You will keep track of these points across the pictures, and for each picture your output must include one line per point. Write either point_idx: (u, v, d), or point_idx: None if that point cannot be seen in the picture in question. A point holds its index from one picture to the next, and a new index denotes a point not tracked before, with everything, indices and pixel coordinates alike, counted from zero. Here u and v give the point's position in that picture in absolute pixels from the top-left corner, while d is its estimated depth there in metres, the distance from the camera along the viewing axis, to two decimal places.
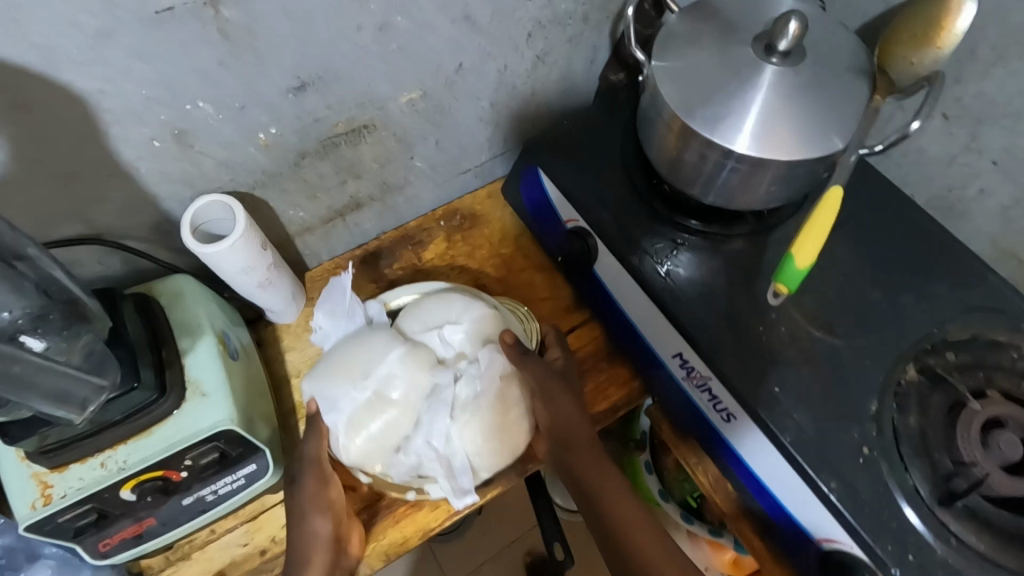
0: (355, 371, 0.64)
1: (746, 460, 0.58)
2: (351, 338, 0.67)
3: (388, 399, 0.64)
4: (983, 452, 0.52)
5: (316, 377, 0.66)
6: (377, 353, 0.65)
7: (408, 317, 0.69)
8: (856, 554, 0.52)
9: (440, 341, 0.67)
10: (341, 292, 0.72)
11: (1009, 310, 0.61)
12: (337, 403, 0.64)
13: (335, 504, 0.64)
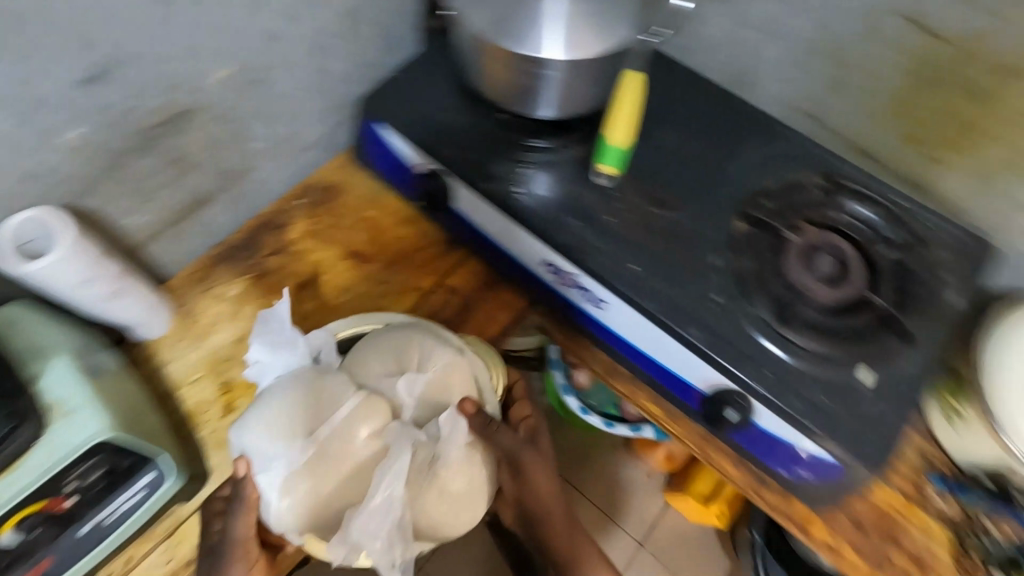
0: (299, 424, 0.59)
1: (621, 334, 0.72)
2: (295, 375, 0.62)
3: (331, 456, 0.58)
4: (806, 274, 0.70)
5: (253, 430, 0.60)
6: (331, 407, 0.60)
7: (362, 353, 0.66)
8: (726, 385, 0.66)
9: (399, 389, 0.63)
10: (284, 321, 0.65)
11: (800, 158, 0.76)
12: (274, 461, 0.58)
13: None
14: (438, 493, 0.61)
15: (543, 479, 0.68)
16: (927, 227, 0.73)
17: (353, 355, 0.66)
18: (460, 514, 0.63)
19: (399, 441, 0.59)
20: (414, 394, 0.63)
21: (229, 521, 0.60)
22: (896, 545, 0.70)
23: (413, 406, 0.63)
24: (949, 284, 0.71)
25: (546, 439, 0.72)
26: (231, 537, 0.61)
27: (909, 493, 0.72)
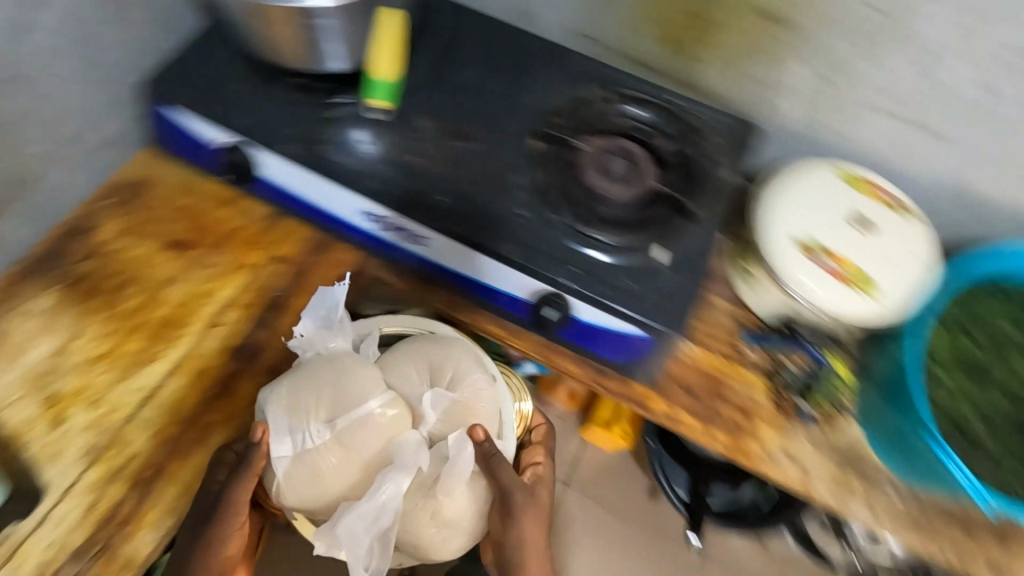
0: (326, 409, 0.67)
1: (448, 265, 0.76)
2: (332, 362, 0.69)
3: (348, 446, 0.66)
4: (600, 176, 0.77)
5: (285, 410, 0.67)
6: (370, 390, 0.68)
7: (401, 354, 0.73)
8: (543, 288, 0.72)
9: (421, 400, 0.70)
10: (336, 301, 0.73)
11: (582, 76, 0.83)
12: (290, 438, 0.66)
13: (236, 548, 0.68)
14: (428, 516, 0.67)
15: (530, 528, 0.71)
16: (697, 119, 0.82)
17: (392, 352, 0.74)
18: (444, 544, 0.69)
19: (411, 450, 0.66)
20: (430, 409, 0.69)
21: (228, 484, 0.64)
22: (721, 400, 0.80)
23: (427, 420, 0.69)
24: (722, 164, 0.80)
25: (546, 492, 0.77)
26: (231, 499, 0.65)
27: (724, 353, 0.82)
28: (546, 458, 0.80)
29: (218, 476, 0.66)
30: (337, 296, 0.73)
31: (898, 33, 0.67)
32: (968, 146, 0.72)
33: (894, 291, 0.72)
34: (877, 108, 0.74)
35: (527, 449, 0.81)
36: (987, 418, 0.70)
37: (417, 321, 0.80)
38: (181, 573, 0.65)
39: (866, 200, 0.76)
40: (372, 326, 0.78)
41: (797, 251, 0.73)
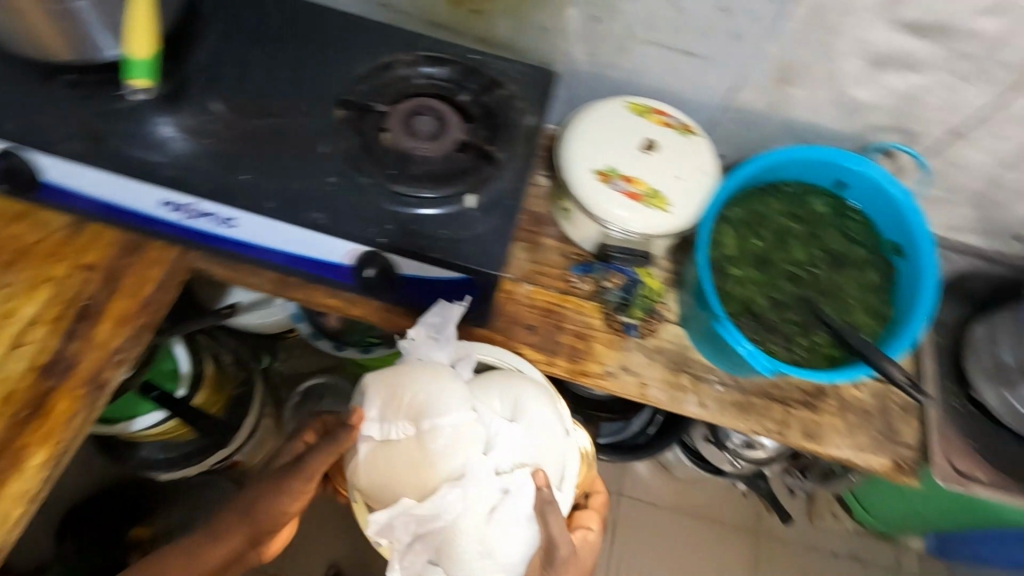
0: (420, 410, 0.66)
1: (266, 243, 0.76)
2: (436, 367, 0.69)
3: (433, 445, 0.64)
4: (409, 135, 0.80)
5: (381, 403, 0.68)
6: (461, 403, 0.67)
7: (492, 384, 0.72)
8: (361, 250, 0.74)
9: (498, 431, 0.68)
10: (450, 317, 0.75)
11: (379, 44, 0.85)
12: (379, 425, 0.67)
13: (292, 506, 0.77)
14: (476, 545, 0.63)
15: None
16: (499, 71, 0.87)
17: (483, 379, 0.73)
18: None
19: (479, 476, 0.64)
20: (501, 445, 0.67)
21: (305, 456, 0.74)
22: (560, 329, 0.86)
23: (498, 450, 0.67)
24: (527, 108, 0.85)
25: (586, 552, 0.81)
26: (309, 467, 0.73)
27: (558, 287, 0.88)
28: (595, 520, 0.83)
29: (304, 439, 0.81)
30: (450, 314, 0.75)
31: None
32: (726, 62, 0.81)
33: (683, 203, 0.80)
34: (645, 39, 0.81)
35: (582, 510, 0.84)
36: (771, 300, 0.80)
37: (514, 358, 0.78)
38: (253, 504, 0.78)
39: (653, 127, 0.84)
40: (469, 350, 0.76)
41: (598, 180, 0.80)
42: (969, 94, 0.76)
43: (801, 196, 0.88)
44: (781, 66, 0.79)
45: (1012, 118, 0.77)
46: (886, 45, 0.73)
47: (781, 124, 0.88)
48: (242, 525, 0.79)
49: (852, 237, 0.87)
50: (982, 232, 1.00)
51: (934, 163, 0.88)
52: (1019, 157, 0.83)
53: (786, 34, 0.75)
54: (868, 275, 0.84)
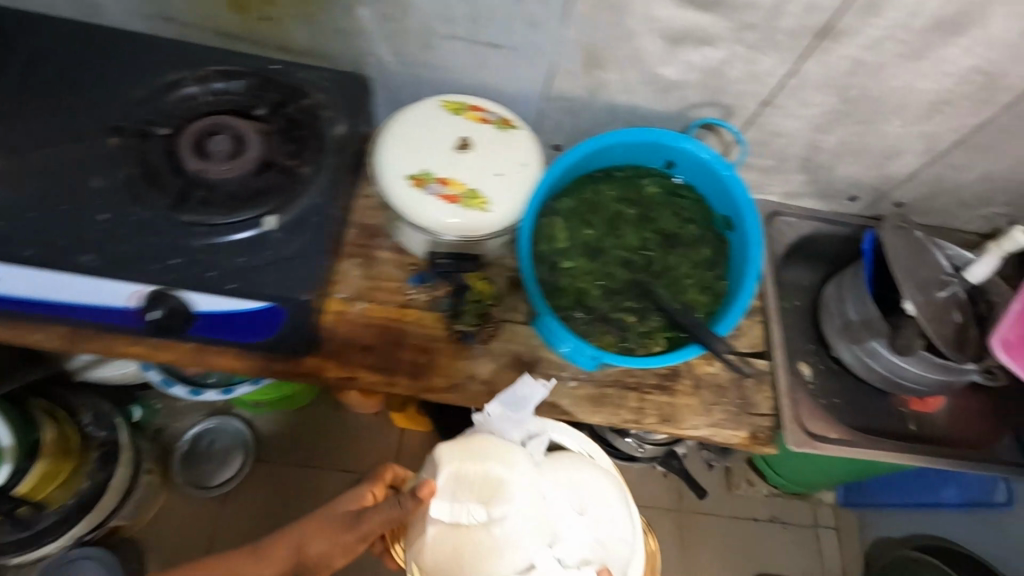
0: (493, 490, 0.66)
1: (40, 295, 0.69)
2: (504, 445, 0.69)
3: (501, 528, 0.64)
4: (199, 157, 0.73)
5: (451, 480, 0.67)
6: (537, 490, 0.67)
7: (563, 467, 0.73)
8: (147, 290, 0.67)
9: (571, 526, 0.67)
10: (531, 397, 0.77)
11: (161, 61, 0.78)
12: (449, 504, 0.66)
13: (337, 556, 0.68)
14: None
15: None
16: (303, 81, 0.82)
17: (554, 460, 0.74)
18: None
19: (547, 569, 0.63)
20: (574, 541, 0.66)
21: (387, 506, 0.66)
22: (400, 346, 0.81)
23: (566, 542, 0.66)
24: (336, 117, 0.80)
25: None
26: (368, 519, 0.67)
27: (396, 301, 0.83)
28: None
29: (364, 495, 0.74)
30: (535, 393, 0.77)
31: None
32: (529, 51, 0.79)
33: (506, 200, 0.77)
34: (446, 34, 0.77)
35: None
36: (604, 289, 0.78)
37: (581, 442, 0.79)
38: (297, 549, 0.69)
39: (470, 126, 0.81)
40: (543, 428, 0.77)
41: (412, 185, 0.75)
42: (766, 63, 0.77)
43: (633, 181, 0.87)
44: (585, 51, 0.78)
45: (809, 83, 0.79)
46: (676, 21, 0.72)
47: (604, 108, 0.87)
48: (276, 556, 0.69)
49: (685, 216, 0.86)
50: (818, 196, 1.03)
51: (755, 133, 0.90)
52: (828, 120, 0.85)
53: (580, 18, 0.73)
54: (701, 252, 0.83)
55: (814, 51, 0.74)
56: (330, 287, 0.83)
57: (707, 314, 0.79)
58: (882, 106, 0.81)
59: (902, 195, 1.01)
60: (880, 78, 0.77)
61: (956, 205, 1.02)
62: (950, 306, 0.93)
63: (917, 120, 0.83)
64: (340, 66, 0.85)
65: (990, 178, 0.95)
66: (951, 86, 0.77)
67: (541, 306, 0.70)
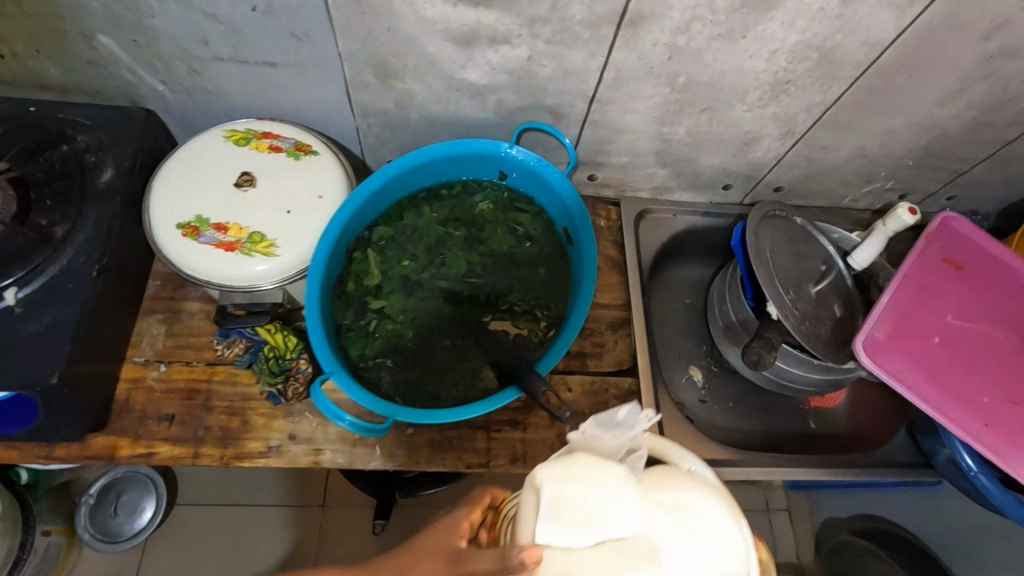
0: (591, 512, 0.42)
1: None
2: (609, 463, 0.45)
3: (604, 564, 0.40)
4: None
5: (551, 509, 0.42)
6: (623, 498, 0.42)
7: (667, 478, 0.46)
8: None
9: (692, 553, 0.41)
10: (627, 421, 0.52)
11: None
12: (574, 532, 0.41)
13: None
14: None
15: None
16: (64, 123, 0.72)
17: (662, 474, 0.47)
18: None
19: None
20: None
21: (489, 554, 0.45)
22: (207, 411, 0.73)
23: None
24: (103, 162, 0.71)
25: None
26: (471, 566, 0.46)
27: (205, 359, 0.75)
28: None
29: (465, 520, 0.52)
30: (634, 423, 0.52)
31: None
32: (311, 67, 0.69)
33: (296, 241, 0.68)
34: (208, 56, 0.68)
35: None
36: (420, 327, 0.70)
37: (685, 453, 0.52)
38: None
39: (258, 158, 0.71)
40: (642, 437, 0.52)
41: (184, 235, 0.67)
42: (573, 58, 0.67)
43: (461, 199, 0.79)
44: (371, 62, 0.68)
45: (630, 75, 0.70)
46: (454, 21, 0.62)
47: (420, 119, 0.78)
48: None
49: (521, 231, 0.78)
50: (689, 187, 0.94)
51: (595, 132, 0.80)
52: (667, 111, 0.76)
53: (347, 27, 0.64)
54: (536, 273, 0.75)
55: (620, 39, 0.65)
56: (126, 351, 0.74)
57: (540, 344, 0.71)
58: (719, 90, 0.73)
59: (777, 179, 0.92)
60: (704, 63, 0.68)
61: (838, 183, 0.93)
62: (829, 299, 0.84)
63: (761, 102, 0.75)
64: (112, 100, 0.75)
65: (864, 154, 0.86)
66: (785, 64, 0.68)
67: (330, 362, 0.62)
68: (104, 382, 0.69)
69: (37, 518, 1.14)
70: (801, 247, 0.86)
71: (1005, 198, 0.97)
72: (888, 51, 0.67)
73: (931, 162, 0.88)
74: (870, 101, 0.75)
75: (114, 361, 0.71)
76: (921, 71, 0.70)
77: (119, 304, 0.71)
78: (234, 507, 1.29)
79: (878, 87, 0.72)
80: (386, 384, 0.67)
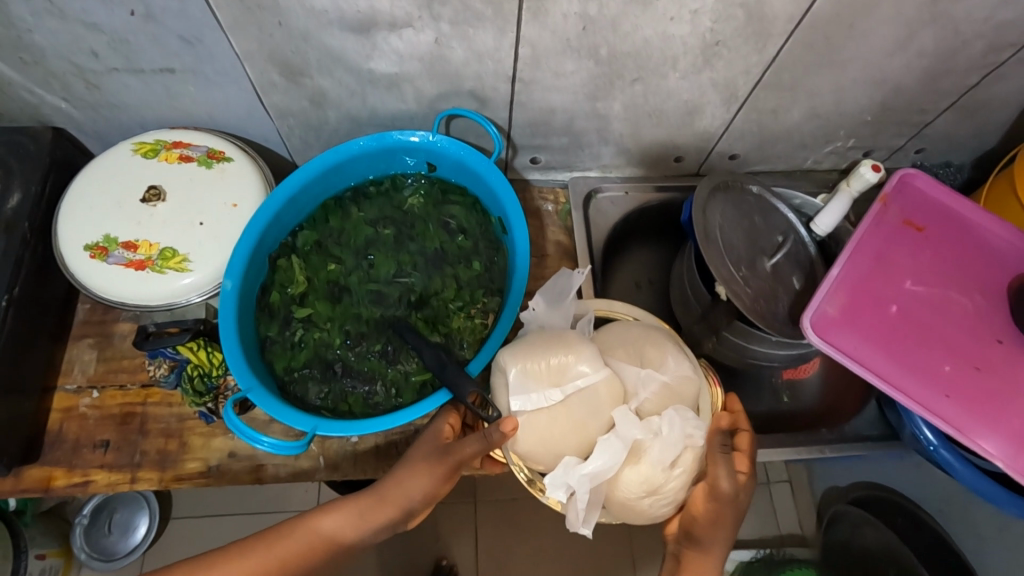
0: (556, 374, 0.58)
1: None
2: (566, 335, 0.60)
3: (573, 408, 0.56)
4: None
5: (519, 382, 0.58)
6: (576, 356, 0.58)
7: (612, 335, 0.64)
8: None
9: (640, 379, 0.59)
10: (569, 286, 0.66)
11: None
12: (546, 392, 0.57)
13: (424, 497, 0.60)
14: (639, 487, 0.56)
15: (736, 521, 0.60)
16: None
17: (607, 333, 0.64)
18: (650, 511, 0.58)
19: (630, 428, 0.56)
20: (650, 393, 0.59)
21: (474, 437, 0.58)
22: (143, 435, 0.70)
23: (646, 399, 0.59)
24: (9, 188, 0.69)
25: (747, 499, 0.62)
26: (459, 450, 0.59)
27: (139, 382, 0.73)
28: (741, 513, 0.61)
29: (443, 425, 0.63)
30: (572, 283, 0.66)
31: None
32: (212, 71, 0.66)
33: (208, 256, 0.66)
34: (101, 69, 0.65)
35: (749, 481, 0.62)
36: (347, 335, 0.67)
37: (615, 309, 0.68)
38: (387, 506, 0.59)
39: (169, 170, 0.69)
40: (586, 307, 0.67)
41: (93, 257, 0.65)
42: (482, 38, 0.63)
43: (390, 195, 0.75)
44: (271, 60, 0.65)
45: (549, 50, 0.66)
46: (346, 9, 0.59)
47: (339, 117, 0.74)
48: (382, 507, 0.60)
49: (454, 225, 0.75)
50: (639, 163, 0.90)
51: (526, 114, 0.76)
52: (596, 86, 0.72)
53: (236, 26, 0.60)
54: (469, 269, 0.72)
55: (526, 13, 0.60)
56: (56, 380, 0.72)
57: (474, 343, 0.68)
58: (646, 59, 0.68)
59: (731, 147, 0.87)
60: (623, 31, 0.64)
61: (795, 147, 0.89)
62: (787, 272, 0.80)
63: (695, 68, 0.70)
64: (18, 122, 0.73)
65: (816, 114, 0.81)
66: (711, 25, 0.64)
67: (248, 379, 0.60)
68: (29, 414, 0.67)
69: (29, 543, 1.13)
70: (756, 219, 0.82)
71: (980, 148, 0.91)
72: (822, 2, 0.62)
73: (891, 117, 0.83)
74: (810, 58, 0.70)
75: (40, 393, 0.69)
76: (861, 20, 0.65)
77: (38, 331, 0.69)
78: (229, 517, 1.27)
79: (817, 42, 0.68)
80: (314, 397, 0.65)
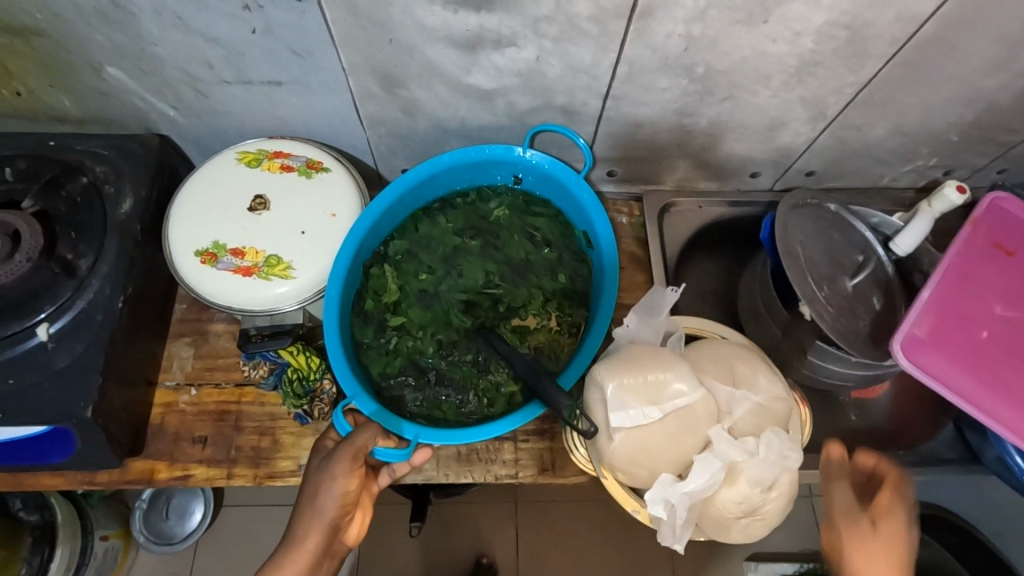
0: (654, 391, 0.58)
1: None
2: (660, 352, 0.61)
3: (669, 426, 0.57)
4: None
5: (616, 398, 0.58)
6: (669, 373, 0.59)
7: (703, 353, 0.64)
8: None
9: (733, 399, 0.60)
10: (661, 304, 0.67)
11: None
12: (643, 410, 0.57)
13: (338, 509, 0.61)
14: (736, 507, 0.57)
15: (863, 558, 0.57)
16: (82, 155, 0.73)
17: (695, 350, 0.65)
18: (742, 530, 0.59)
19: (729, 449, 0.56)
20: (745, 412, 0.59)
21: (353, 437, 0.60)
22: (238, 432, 0.73)
23: (740, 419, 0.59)
24: (122, 192, 0.72)
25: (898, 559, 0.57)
26: (347, 447, 0.60)
27: (233, 380, 0.76)
28: (885, 554, 0.57)
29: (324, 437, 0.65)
30: (664, 300, 0.67)
31: (121, 12, 0.58)
32: (315, 83, 0.68)
33: (311, 263, 0.68)
34: (214, 80, 0.68)
35: (880, 510, 0.58)
36: (440, 344, 0.69)
37: (702, 326, 0.70)
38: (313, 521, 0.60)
39: (272, 179, 0.72)
40: (675, 323, 0.68)
41: (203, 262, 0.68)
42: (583, 55, 0.64)
43: (476, 206, 0.77)
44: (374, 73, 0.67)
45: (646, 67, 0.67)
46: (456, 27, 0.60)
47: (429, 127, 0.76)
48: (305, 536, 0.60)
49: (539, 237, 0.76)
50: (713, 177, 0.90)
51: (611, 127, 0.77)
52: (686, 102, 0.73)
53: (348, 42, 0.62)
54: (552, 281, 0.73)
55: (630, 33, 0.62)
56: (157, 375, 0.75)
57: (562, 355, 0.69)
58: (741, 78, 0.69)
59: (808, 163, 0.87)
60: (722, 50, 0.64)
61: (875, 164, 0.87)
62: (867, 291, 0.79)
63: (787, 87, 0.70)
64: (126, 128, 0.76)
65: (903, 132, 0.80)
66: (812, 46, 0.64)
67: (351, 386, 0.63)
68: (137, 408, 0.70)
69: (95, 524, 1.16)
70: (834, 236, 0.81)
71: None
72: (927, 25, 0.62)
73: (979, 136, 0.81)
74: (904, 78, 0.70)
75: (146, 387, 0.73)
76: (963, 42, 0.65)
77: (146, 328, 0.72)
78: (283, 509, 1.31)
79: (916, 62, 0.67)
80: (410, 403, 0.67)
